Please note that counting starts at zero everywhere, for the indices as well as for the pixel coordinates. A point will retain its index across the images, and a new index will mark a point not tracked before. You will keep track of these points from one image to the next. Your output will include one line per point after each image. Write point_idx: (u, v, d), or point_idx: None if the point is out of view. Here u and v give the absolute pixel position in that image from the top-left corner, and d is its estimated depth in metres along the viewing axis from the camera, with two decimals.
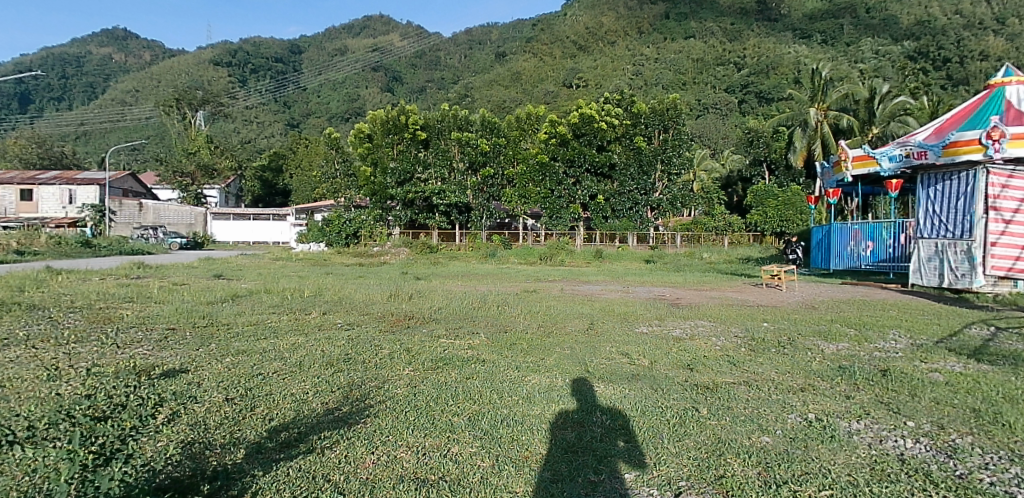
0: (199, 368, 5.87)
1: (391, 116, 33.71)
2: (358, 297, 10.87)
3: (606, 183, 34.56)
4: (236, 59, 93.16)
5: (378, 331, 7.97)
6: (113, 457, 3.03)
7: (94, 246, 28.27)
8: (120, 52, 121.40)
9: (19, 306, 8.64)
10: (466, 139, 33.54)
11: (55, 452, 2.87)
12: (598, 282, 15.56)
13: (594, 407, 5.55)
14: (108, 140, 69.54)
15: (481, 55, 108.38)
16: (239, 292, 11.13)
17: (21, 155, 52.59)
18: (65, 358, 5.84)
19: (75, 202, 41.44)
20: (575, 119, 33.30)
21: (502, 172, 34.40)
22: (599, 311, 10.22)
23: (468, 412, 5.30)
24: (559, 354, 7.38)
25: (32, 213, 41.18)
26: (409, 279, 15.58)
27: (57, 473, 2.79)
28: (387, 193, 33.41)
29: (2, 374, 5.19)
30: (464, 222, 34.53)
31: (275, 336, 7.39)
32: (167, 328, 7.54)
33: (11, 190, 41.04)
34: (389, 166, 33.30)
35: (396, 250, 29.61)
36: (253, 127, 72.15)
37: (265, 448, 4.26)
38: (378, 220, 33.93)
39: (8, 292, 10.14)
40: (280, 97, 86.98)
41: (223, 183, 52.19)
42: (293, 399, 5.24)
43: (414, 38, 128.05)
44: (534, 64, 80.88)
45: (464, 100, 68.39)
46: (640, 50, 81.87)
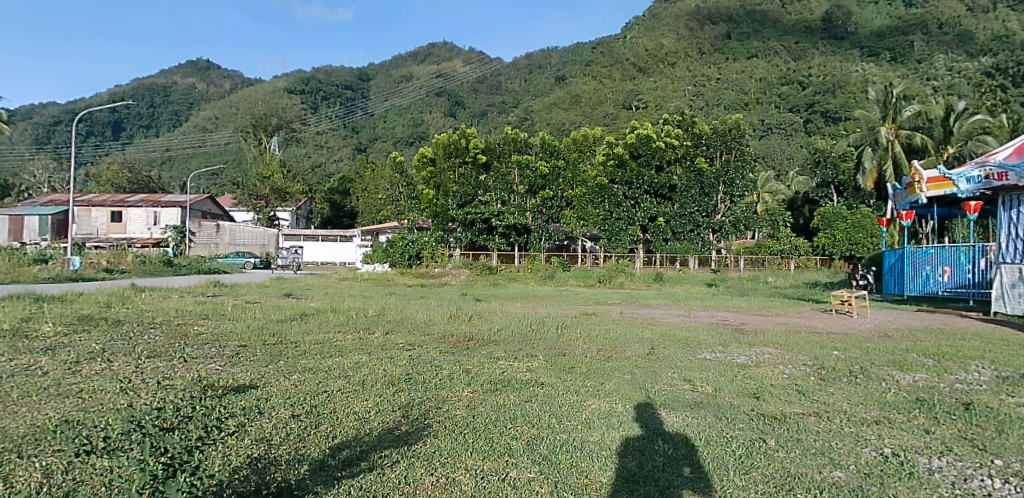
0: (269, 384, 6.03)
1: (451, 140, 34.53)
2: (418, 317, 11.05)
3: (665, 205, 34.02)
4: (309, 87, 98.00)
5: (439, 351, 8.01)
6: (182, 468, 3.23)
7: (176, 266, 29.93)
8: (204, 81, 129.71)
9: (106, 321, 9.15)
10: (526, 162, 34.04)
11: (129, 462, 3.11)
12: (661, 305, 15.24)
13: (657, 434, 5.43)
14: (190, 165, 74.04)
15: (541, 79, 109.23)
16: (306, 311, 11.45)
17: (113, 181, 56.68)
18: (143, 371, 6.03)
19: (159, 223, 44.10)
20: (631, 140, 33.14)
21: (561, 194, 34.52)
22: (660, 337, 9.95)
23: (526, 436, 5.27)
24: (618, 378, 7.26)
25: (121, 234, 44.08)
26: (470, 300, 15.66)
27: (130, 482, 3.04)
28: (448, 215, 33.99)
29: (87, 384, 5.36)
30: (523, 243, 34.77)
31: (339, 355, 7.53)
32: (238, 345, 7.75)
33: (103, 211, 44.01)
34: (451, 189, 33.97)
35: (456, 271, 29.90)
36: (323, 152, 75.60)
37: (328, 465, 4.40)
38: (439, 241, 34.52)
39: (96, 308, 10.75)
40: (349, 122, 90.61)
41: (295, 205, 54.13)
42: (356, 418, 5.32)
43: (477, 65, 130.01)
44: (594, 87, 81.13)
45: (524, 123, 69.39)
46: (701, 71, 80.69)
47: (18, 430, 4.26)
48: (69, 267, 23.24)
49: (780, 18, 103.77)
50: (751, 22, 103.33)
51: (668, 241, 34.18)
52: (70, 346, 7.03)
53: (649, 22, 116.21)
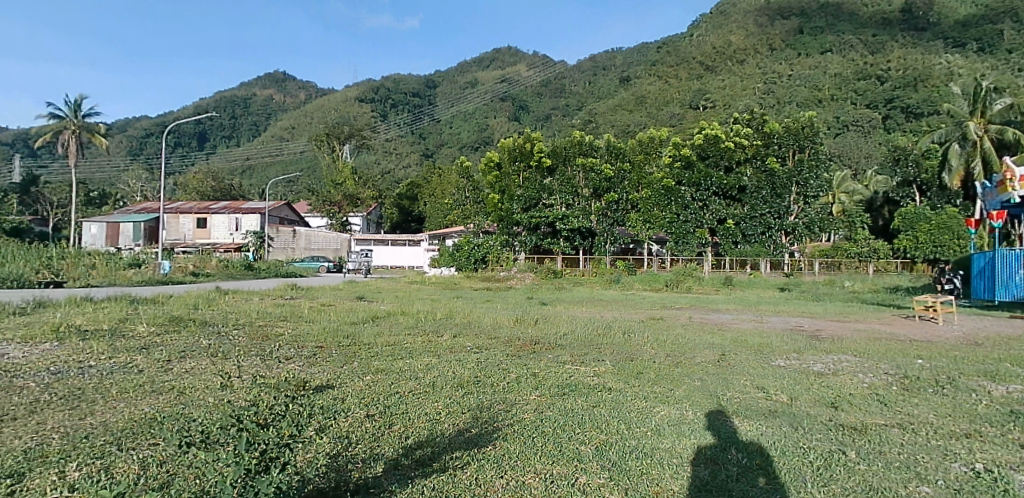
0: (344, 385, 6.19)
1: (517, 145, 34.62)
2: (485, 321, 11.11)
3: (735, 207, 33.17)
4: (378, 95, 101.09)
5: (507, 355, 8.03)
6: (271, 464, 3.41)
7: (255, 270, 31.34)
8: (281, 92, 135.99)
9: (195, 321, 9.68)
10: (590, 165, 33.76)
11: (224, 459, 3.30)
12: (731, 311, 14.83)
13: (731, 443, 5.25)
14: (268, 173, 77.77)
15: (604, 80, 108.10)
16: (377, 314, 11.67)
17: (199, 188, 60.22)
18: (229, 370, 6.27)
19: (240, 228, 46.47)
20: (699, 141, 32.48)
21: (626, 197, 33.79)
22: (730, 343, 9.64)
23: (595, 441, 5.20)
24: (688, 384, 7.06)
25: (206, 240, 46.58)
26: (535, 304, 15.69)
27: (225, 476, 3.22)
28: (513, 219, 34.25)
29: (179, 381, 5.63)
30: (588, 247, 34.54)
31: (410, 357, 7.68)
32: (315, 346, 8.01)
33: (190, 218, 46.72)
34: (516, 193, 34.11)
35: (521, 274, 29.94)
36: (392, 158, 77.85)
37: (402, 464, 4.49)
38: (504, 245, 34.89)
39: (186, 310, 11.38)
40: (416, 129, 93.11)
41: (365, 210, 56.04)
42: (427, 419, 5.41)
43: (540, 69, 129.92)
44: (660, 86, 79.65)
45: (589, 125, 69.21)
46: (773, 67, 77.88)
47: (118, 424, 4.52)
48: (159, 271, 24.68)
49: (855, 10, 99.13)
50: (824, 15, 99.20)
51: (739, 244, 33.31)
52: (164, 345, 7.43)
53: (714, 19, 113.13)
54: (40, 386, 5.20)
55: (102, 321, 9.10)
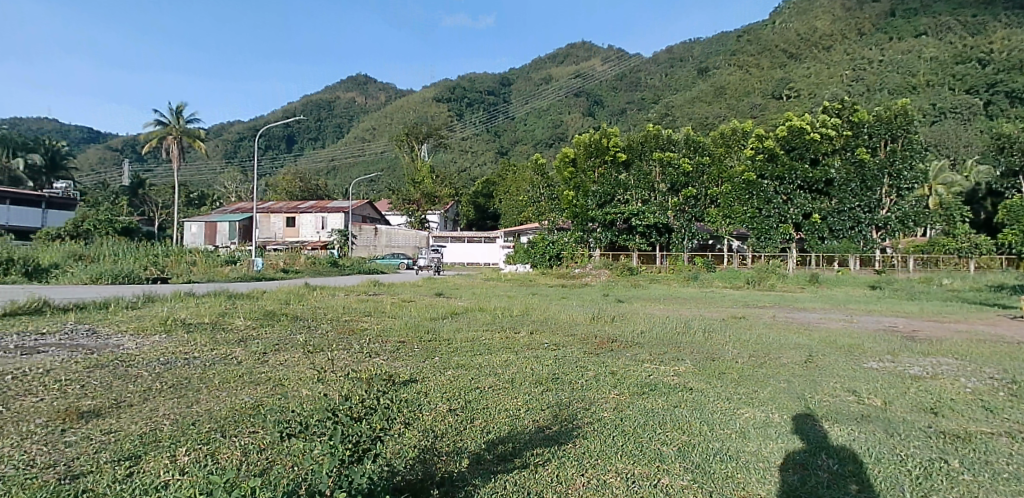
0: (427, 379, 6.31)
1: (594, 140, 34.35)
2: (561, 318, 11.07)
3: (822, 201, 31.81)
4: (455, 94, 103.08)
5: (585, 352, 7.96)
6: (361, 457, 3.57)
7: (340, 266, 32.65)
8: (362, 93, 140.98)
9: (286, 316, 10.10)
10: (668, 159, 33.20)
11: (323, 449, 3.49)
12: (820, 310, 14.18)
13: (821, 448, 5.01)
14: (352, 173, 80.99)
15: (679, 72, 104.55)
16: (456, 309, 11.93)
17: (288, 189, 63.68)
18: (319, 362, 6.50)
19: (326, 227, 48.51)
20: (783, 132, 31.49)
21: (706, 192, 33.41)
22: (818, 343, 9.22)
23: (676, 442, 5.08)
24: (773, 386, 6.79)
25: (295, 238, 48.74)
26: (611, 301, 15.53)
27: (324, 466, 3.40)
28: (588, 215, 33.99)
29: (275, 373, 5.90)
30: (665, 243, 33.90)
31: (487, 352, 7.74)
32: (398, 341, 8.21)
33: (280, 218, 48.93)
34: (591, 189, 33.97)
35: (596, 271, 29.61)
36: (467, 157, 79.52)
37: (484, 459, 4.56)
38: (579, 241, 34.66)
39: (278, 305, 11.95)
40: (491, 127, 94.25)
41: (442, 208, 57.66)
42: (508, 415, 5.44)
43: (613, 63, 127.15)
44: (741, 75, 76.39)
45: (665, 118, 67.97)
46: (864, 52, 73.40)
47: (221, 413, 4.77)
48: (252, 268, 25.96)
49: None
50: None
51: (826, 240, 31.96)
52: (259, 338, 7.83)
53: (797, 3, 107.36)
54: (151, 376, 5.58)
55: (204, 315, 9.67)
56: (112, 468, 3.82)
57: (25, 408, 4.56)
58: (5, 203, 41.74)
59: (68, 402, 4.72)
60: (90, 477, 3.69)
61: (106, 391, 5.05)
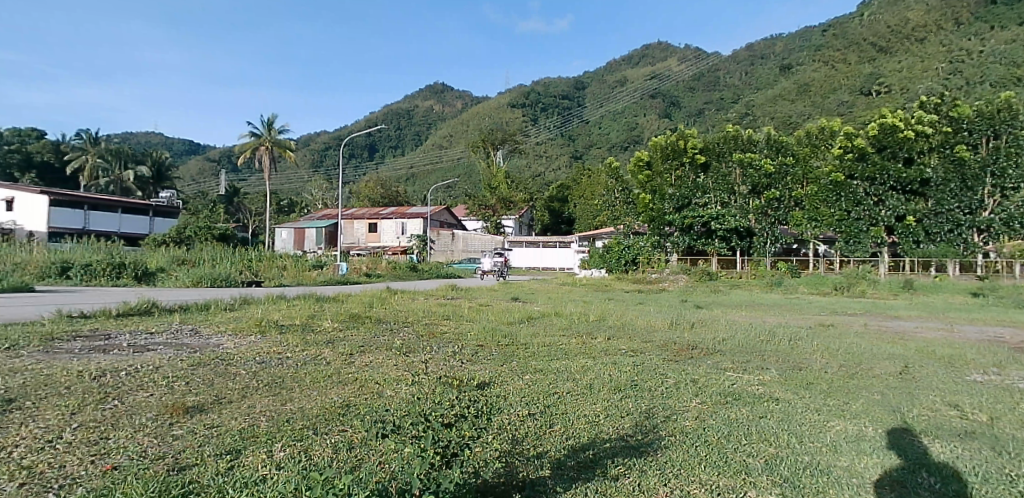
0: (505, 383, 6.35)
1: (670, 141, 34.24)
2: (639, 324, 10.91)
3: (918, 202, 30.02)
4: (529, 99, 103.60)
5: (664, 359, 7.79)
6: (450, 460, 3.64)
7: (419, 271, 33.56)
8: (436, 99, 144.64)
9: (370, 319, 10.43)
10: (748, 160, 32.87)
11: (413, 451, 3.59)
12: (914, 319, 13.26)
13: (921, 466, 4.69)
14: (429, 180, 83.37)
15: (759, 67, 99.13)
16: (533, 314, 11.98)
17: (369, 196, 66.56)
18: (401, 363, 6.67)
19: (406, 232, 51.55)
20: (873, 130, 29.92)
21: (789, 194, 32.44)
22: (914, 353, 8.66)
23: (763, 454, 4.89)
24: (867, 398, 6.43)
25: (377, 243, 52.20)
26: (689, 307, 15.14)
27: (415, 467, 3.50)
28: (665, 219, 33.67)
29: (362, 374, 6.10)
30: (745, 248, 33.54)
31: (565, 358, 7.70)
32: (476, 345, 8.30)
33: (363, 224, 52.81)
34: (667, 192, 33.64)
35: (674, 277, 29.08)
36: (542, 161, 81.20)
37: (565, 465, 4.54)
38: (655, 246, 34.35)
39: (362, 308, 12.45)
40: (566, 131, 94.75)
41: (517, 214, 59.18)
42: (586, 421, 5.40)
43: (691, 61, 122.24)
44: (825, 72, 72.18)
45: (744, 119, 65.84)
46: (962, 40, 66.93)
47: (312, 411, 4.97)
48: (337, 272, 27.13)
49: None
50: None
51: (922, 244, 30.14)
52: (345, 340, 8.13)
53: None
54: (249, 374, 5.89)
55: (296, 317, 10.11)
56: (214, 461, 4.03)
57: (136, 402, 4.89)
58: (118, 210, 45.20)
59: (174, 398, 5.04)
60: (194, 470, 3.90)
61: (208, 389, 5.35)
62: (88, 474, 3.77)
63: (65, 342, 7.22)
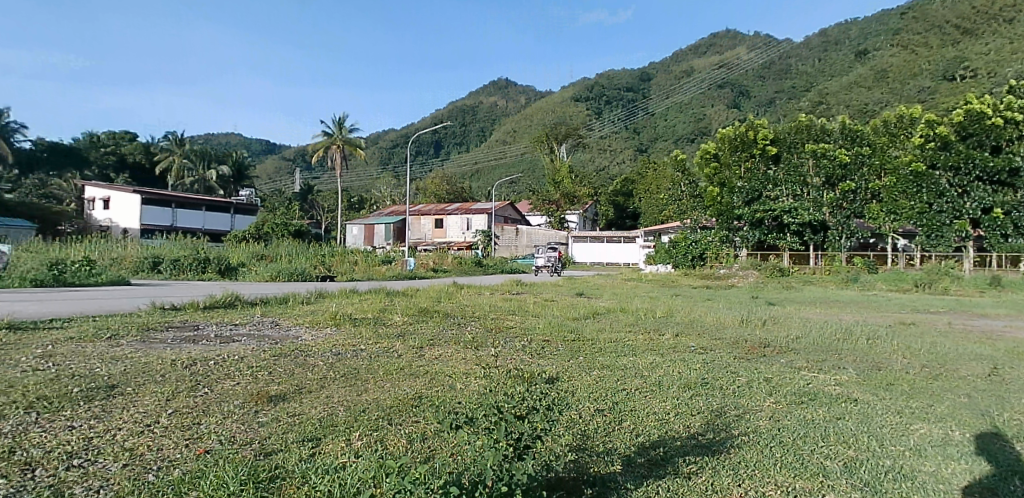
0: (572, 378, 6.34)
1: (738, 132, 33.77)
2: (708, 320, 10.66)
3: (1006, 192, 28.13)
4: (592, 93, 102.27)
5: (735, 357, 7.62)
6: (522, 451, 3.65)
7: (484, 266, 34.19)
8: (499, 92, 146.23)
9: (439, 313, 10.64)
10: (822, 151, 31.66)
11: (486, 445, 3.63)
12: (1003, 317, 12.40)
13: (1015, 473, 4.40)
14: (494, 176, 84.97)
15: (833, 52, 93.13)
16: (598, 309, 11.96)
17: (435, 192, 68.73)
18: (468, 357, 6.75)
19: (471, 228, 52.08)
20: (959, 116, 28.17)
21: (866, 185, 31.20)
22: (1007, 354, 8.13)
23: (841, 457, 4.70)
24: (952, 401, 6.08)
25: (443, 238, 53.08)
26: (759, 304, 14.70)
27: (487, 459, 3.53)
28: (734, 213, 33.43)
29: (432, 367, 6.20)
30: (819, 242, 32.31)
31: (632, 354, 7.63)
32: (542, 340, 8.32)
33: (428, 220, 53.56)
34: (737, 185, 33.23)
35: (744, 272, 28.40)
36: (607, 155, 84.24)
37: (636, 462, 4.49)
38: (724, 241, 34.27)
39: (430, 302, 12.79)
40: (631, 124, 94.04)
41: (580, 208, 59.43)
42: (656, 418, 5.34)
43: (760, 47, 116.01)
44: (906, 56, 66.61)
45: (817, 107, 62.74)
46: None
47: (387, 402, 5.10)
48: (405, 267, 27.85)
49: None
50: None
51: (1011, 238, 28.41)
52: (414, 333, 8.30)
53: None
54: (325, 365, 6.11)
55: (367, 311, 10.41)
56: (298, 448, 4.20)
57: (224, 390, 5.15)
58: (202, 208, 48.34)
59: (259, 386, 5.27)
60: (280, 456, 4.08)
61: (290, 378, 5.58)
62: (183, 456, 3.99)
63: (160, 332, 7.69)
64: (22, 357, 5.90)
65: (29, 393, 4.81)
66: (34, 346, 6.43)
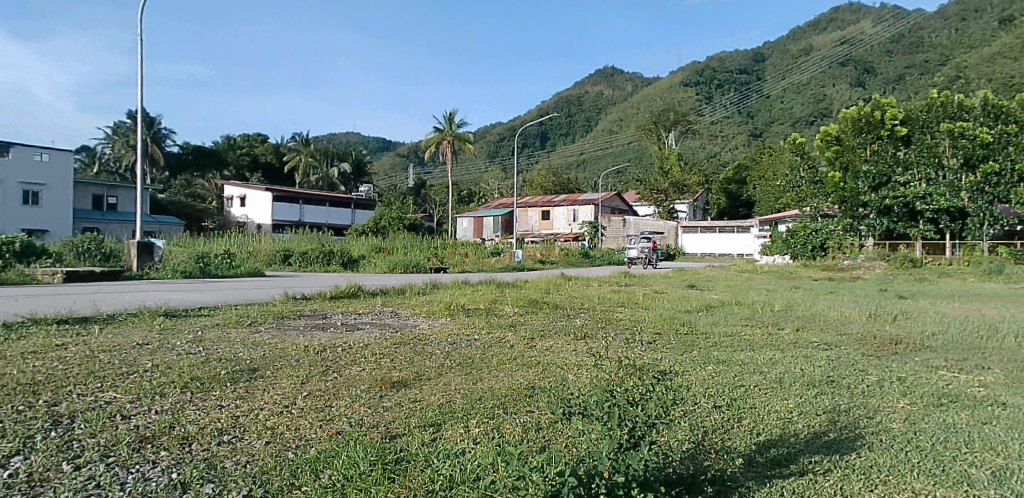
0: (687, 372, 6.19)
1: (864, 113, 33.64)
2: (832, 315, 10.02)
3: None
4: (704, 76, 96.69)
5: (863, 354, 7.11)
6: (638, 443, 3.59)
7: (591, 258, 34.37)
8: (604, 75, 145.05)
9: (548, 305, 10.70)
10: (959, 129, 29.23)
11: (601, 433, 3.61)
12: None
13: None
14: (601, 166, 85.31)
15: (974, 19, 82.77)
16: (711, 302, 11.57)
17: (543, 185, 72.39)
18: (579, 348, 6.75)
19: (577, 219, 54.81)
20: None
21: (1013, 165, 28.13)
22: None
23: (988, 465, 4.26)
24: None
25: (550, 229, 56.42)
26: (889, 297, 13.60)
27: (604, 448, 3.49)
28: (859, 199, 31.89)
29: (545, 358, 6.24)
30: (957, 230, 29.53)
31: (750, 349, 7.32)
32: (654, 333, 8.17)
33: (536, 211, 57.15)
34: (862, 170, 32.03)
35: (870, 264, 26.57)
36: (717, 142, 84.07)
37: (757, 462, 4.30)
38: (848, 230, 32.57)
39: (540, 293, 12.90)
40: (744, 108, 89.01)
41: (691, 197, 60.10)
42: (778, 417, 5.08)
43: (887, 18, 105.12)
44: None
45: (953, 83, 56.39)
46: None
47: (502, 391, 5.19)
48: (513, 258, 28.32)
49: None
50: None
51: None
52: (525, 324, 8.41)
53: None
54: (442, 354, 6.31)
55: (479, 302, 10.64)
56: (420, 433, 4.35)
57: (351, 376, 5.43)
58: (326, 204, 51.68)
59: (382, 373, 5.53)
60: (403, 439, 4.24)
61: (410, 366, 5.80)
62: (317, 436, 4.26)
63: (293, 320, 8.29)
64: (178, 341, 6.56)
65: (185, 373, 5.33)
66: (187, 331, 7.15)
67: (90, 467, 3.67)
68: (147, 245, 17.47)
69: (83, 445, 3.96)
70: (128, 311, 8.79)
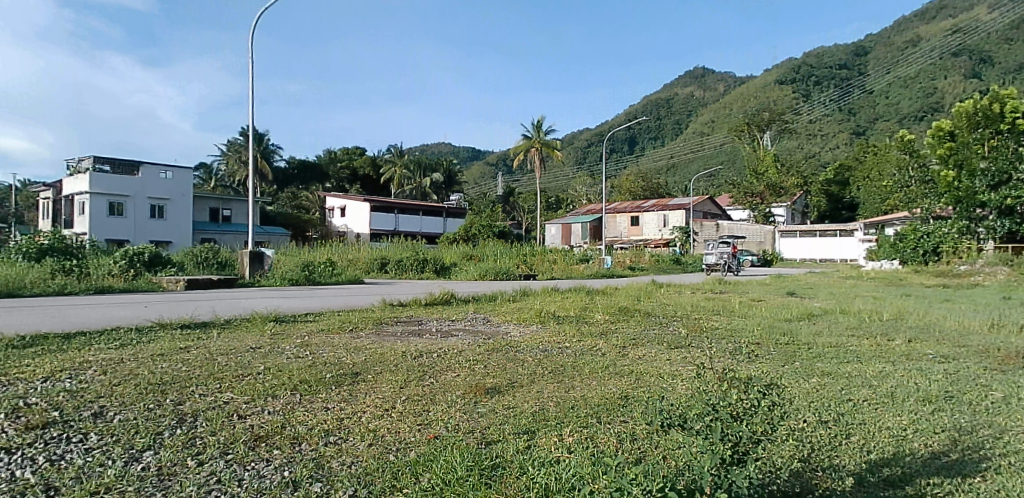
0: (790, 385, 5.94)
1: (979, 106, 33.61)
2: (950, 325, 9.29)
3: None
4: (801, 74, 90.19)
5: (986, 368, 6.54)
6: (743, 459, 3.44)
7: (683, 264, 34.79)
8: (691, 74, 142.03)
9: (639, 312, 10.56)
10: None
11: (703, 445, 3.50)
12: None
13: None
14: (692, 169, 84.00)
15: None
16: (812, 310, 11.02)
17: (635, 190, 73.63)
18: (673, 358, 6.62)
19: (668, 225, 54.03)
20: None
21: None
22: None
23: None
24: None
25: (638, 236, 55.80)
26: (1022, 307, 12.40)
27: (704, 462, 3.39)
28: (976, 198, 29.66)
29: (641, 367, 6.16)
30: None
31: (859, 361, 6.92)
32: (751, 342, 7.88)
33: (625, 217, 56.81)
34: (978, 167, 30.33)
35: (991, 269, 24.54)
36: (817, 141, 81.56)
37: (869, 481, 4.04)
38: (964, 232, 30.20)
39: (631, 301, 12.73)
40: (846, 104, 83.25)
41: (789, 200, 58.41)
42: (891, 435, 4.77)
43: None
44: None
45: None
46: None
47: (595, 399, 5.18)
48: (603, 265, 28.20)
49: None
50: None
51: None
52: (616, 332, 8.34)
53: None
54: (535, 361, 6.35)
55: (569, 309, 10.64)
56: (514, 440, 4.40)
57: (446, 381, 5.57)
58: (420, 213, 53.89)
59: (476, 379, 5.64)
60: (498, 446, 4.30)
61: (503, 373, 5.88)
62: (416, 440, 4.38)
63: (390, 325, 8.58)
64: (287, 345, 6.94)
65: (294, 375, 5.65)
66: (294, 336, 7.56)
67: (212, 463, 3.94)
68: (258, 253, 18.91)
69: (205, 442, 4.26)
70: (242, 317, 9.40)
